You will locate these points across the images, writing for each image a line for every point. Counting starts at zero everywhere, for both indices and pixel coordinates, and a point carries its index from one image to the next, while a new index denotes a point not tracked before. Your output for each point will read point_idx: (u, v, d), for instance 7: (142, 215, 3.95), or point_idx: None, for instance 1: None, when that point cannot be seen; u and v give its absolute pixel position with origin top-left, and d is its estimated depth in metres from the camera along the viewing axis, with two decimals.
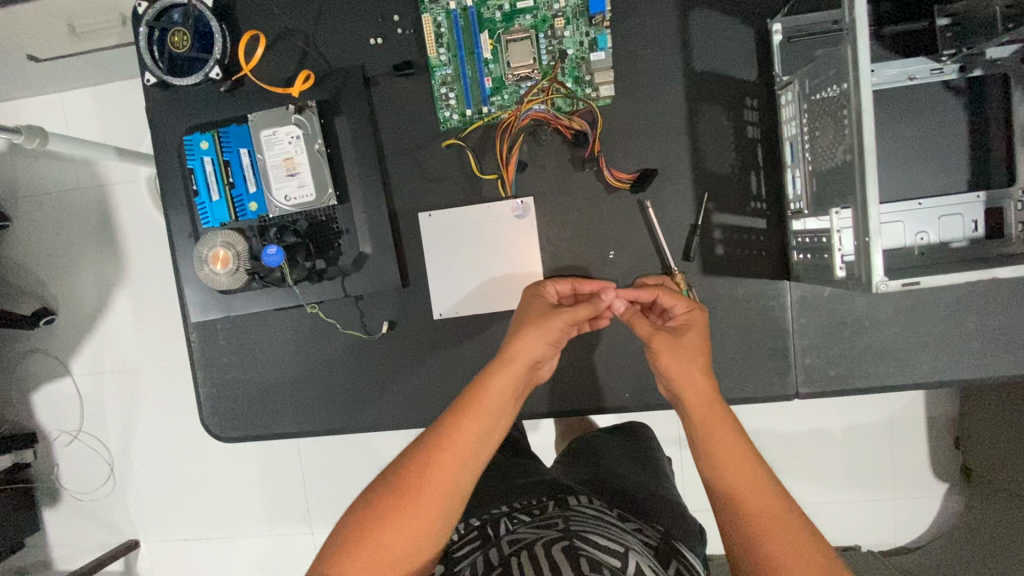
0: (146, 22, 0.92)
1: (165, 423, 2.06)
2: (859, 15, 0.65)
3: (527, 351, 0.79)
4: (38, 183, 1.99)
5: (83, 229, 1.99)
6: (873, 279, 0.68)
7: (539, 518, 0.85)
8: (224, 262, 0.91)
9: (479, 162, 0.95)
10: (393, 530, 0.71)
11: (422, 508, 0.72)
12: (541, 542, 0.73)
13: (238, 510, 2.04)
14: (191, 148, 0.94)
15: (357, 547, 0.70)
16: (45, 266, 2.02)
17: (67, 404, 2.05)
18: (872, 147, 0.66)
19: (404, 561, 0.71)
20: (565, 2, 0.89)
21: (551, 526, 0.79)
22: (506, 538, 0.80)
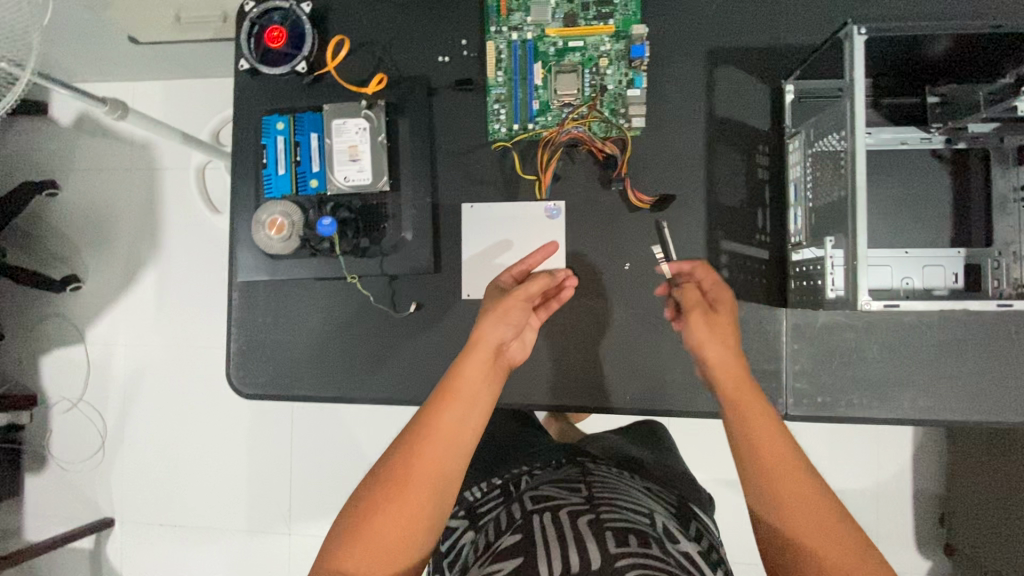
0: (252, 18, 1.08)
1: (162, 403, 2.09)
2: (858, 78, 0.78)
3: (493, 335, 0.91)
4: (94, 158, 2.13)
5: (128, 206, 2.12)
6: (858, 299, 0.77)
7: (561, 481, 1.09)
8: (280, 229, 1.02)
9: (522, 163, 1.07)
10: (388, 514, 0.79)
11: (411, 495, 0.80)
12: (566, 506, 0.96)
13: (221, 499, 2.04)
14: (268, 126, 1.07)
15: (358, 531, 0.79)
16: (85, 235, 2.13)
17: (75, 371, 2.12)
18: (863, 185, 0.77)
19: (401, 547, 0.79)
20: (610, 46, 1.04)
21: (573, 493, 1.01)
22: (530, 493, 1.06)
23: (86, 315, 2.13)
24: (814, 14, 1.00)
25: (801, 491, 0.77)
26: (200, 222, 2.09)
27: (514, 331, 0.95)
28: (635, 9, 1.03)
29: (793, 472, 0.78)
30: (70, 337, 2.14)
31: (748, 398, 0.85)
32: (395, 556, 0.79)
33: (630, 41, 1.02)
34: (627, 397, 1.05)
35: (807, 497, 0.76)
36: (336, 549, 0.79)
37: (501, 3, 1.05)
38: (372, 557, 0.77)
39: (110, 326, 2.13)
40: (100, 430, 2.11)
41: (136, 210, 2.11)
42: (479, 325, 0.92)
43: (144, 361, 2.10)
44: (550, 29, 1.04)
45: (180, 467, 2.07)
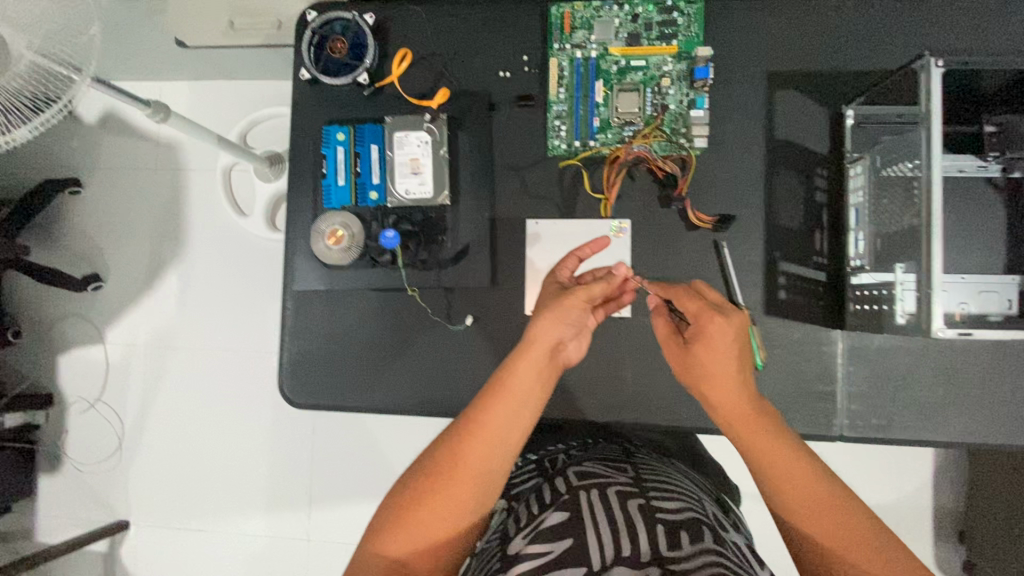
0: (314, 28, 1.07)
1: (180, 410, 2.00)
2: (934, 109, 0.80)
3: (547, 334, 0.89)
4: (119, 156, 2.06)
5: (151, 204, 2.04)
6: (932, 326, 0.79)
7: (604, 457, 1.00)
8: (340, 239, 1.02)
9: (590, 180, 1.07)
10: (430, 509, 0.79)
11: (453, 493, 0.80)
12: (614, 486, 0.88)
13: (239, 506, 1.96)
14: (329, 137, 1.08)
15: (399, 522, 0.79)
16: (106, 233, 2.05)
17: (92, 372, 2.04)
18: (939, 215, 0.78)
19: (441, 540, 0.80)
20: (672, 66, 1.05)
21: (620, 472, 0.94)
22: (573, 470, 0.95)
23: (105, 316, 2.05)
24: (875, 41, 1.01)
25: (820, 511, 0.77)
26: (229, 225, 2.00)
27: (573, 329, 0.92)
28: (698, 30, 1.04)
29: (809, 492, 0.78)
30: (86, 337, 2.05)
31: (750, 421, 0.84)
32: (436, 548, 0.79)
33: (693, 62, 1.03)
34: (681, 414, 1.06)
35: (829, 513, 0.77)
36: (377, 535, 0.80)
37: (565, 21, 1.06)
38: (413, 548, 0.78)
39: (129, 327, 2.04)
40: (116, 432, 2.02)
41: (160, 209, 2.04)
42: (536, 323, 0.89)
43: (162, 363, 2.01)
44: (613, 48, 1.05)
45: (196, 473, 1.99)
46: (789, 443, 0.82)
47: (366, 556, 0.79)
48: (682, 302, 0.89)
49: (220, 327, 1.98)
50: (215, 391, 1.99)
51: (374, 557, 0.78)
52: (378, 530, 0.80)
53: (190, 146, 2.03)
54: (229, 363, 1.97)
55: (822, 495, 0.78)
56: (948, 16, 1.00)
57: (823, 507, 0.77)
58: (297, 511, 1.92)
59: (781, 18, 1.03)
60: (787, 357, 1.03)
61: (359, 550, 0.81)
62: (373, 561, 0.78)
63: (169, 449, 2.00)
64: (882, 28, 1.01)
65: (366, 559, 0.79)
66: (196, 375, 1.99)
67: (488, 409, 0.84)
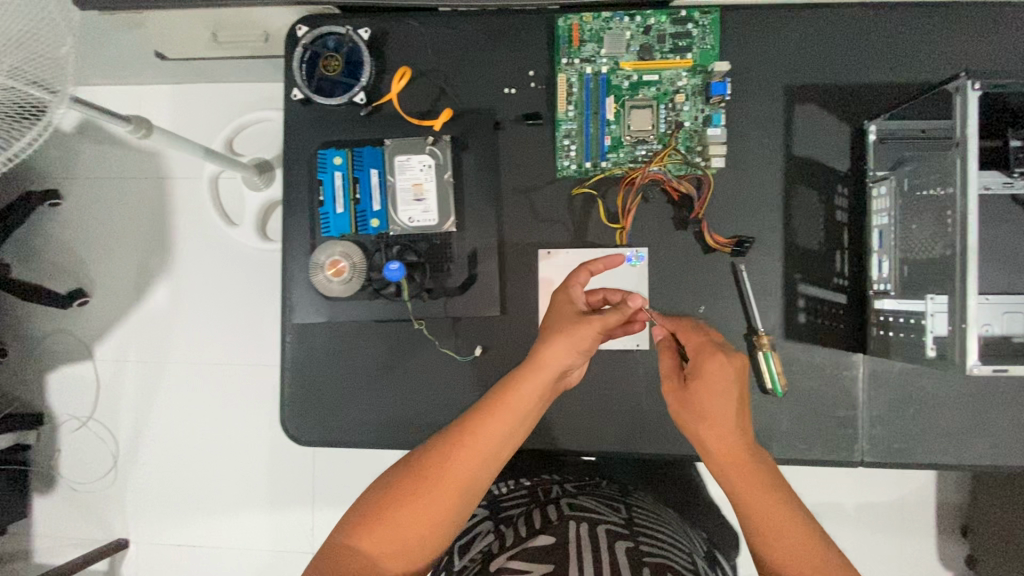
0: (305, 44, 1.00)
1: (180, 438, 1.72)
2: (971, 135, 0.75)
3: (557, 360, 0.84)
4: (93, 160, 1.76)
5: (136, 213, 1.74)
6: (966, 362, 0.76)
7: (600, 495, 0.98)
8: (341, 270, 0.97)
9: (604, 206, 1.02)
10: (411, 511, 0.76)
11: (437, 499, 0.77)
12: (604, 523, 0.86)
13: (241, 528, 1.70)
14: (325, 161, 1.02)
15: (376, 519, 0.76)
16: (82, 241, 1.76)
17: (81, 391, 1.76)
18: (974, 246, 0.75)
19: (416, 544, 0.76)
20: (687, 81, 0.99)
21: (614, 511, 0.92)
22: (567, 500, 0.95)
23: (93, 330, 1.76)
24: (899, 53, 0.97)
25: (794, 548, 0.76)
26: (223, 239, 1.71)
27: (580, 357, 0.88)
28: (713, 42, 0.98)
29: (783, 528, 0.77)
30: (72, 354, 1.77)
31: (734, 455, 0.82)
32: (409, 553, 0.75)
33: (709, 76, 0.98)
34: None
35: (801, 549, 0.75)
36: (350, 527, 0.76)
37: (573, 33, 1.00)
38: (384, 548, 0.75)
39: (119, 342, 1.75)
40: (110, 451, 1.75)
41: (146, 217, 1.74)
42: (547, 347, 0.84)
43: (156, 381, 1.74)
44: (624, 63, 0.99)
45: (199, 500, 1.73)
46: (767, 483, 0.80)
47: (333, 548, 0.75)
48: (686, 337, 0.90)
49: (221, 352, 1.70)
50: (219, 414, 1.71)
51: (341, 549, 0.75)
52: (353, 521, 0.77)
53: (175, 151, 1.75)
54: (234, 384, 1.71)
55: (796, 533, 0.76)
56: (975, 25, 0.95)
57: (797, 545, 0.76)
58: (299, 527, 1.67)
59: (800, 28, 0.98)
60: (806, 382, 1.00)
61: (327, 540, 0.77)
62: (339, 553, 0.74)
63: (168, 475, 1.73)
64: (905, 38, 0.97)
65: (333, 550, 0.75)
66: (196, 407, 1.72)
67: (485, 421, 0.81)
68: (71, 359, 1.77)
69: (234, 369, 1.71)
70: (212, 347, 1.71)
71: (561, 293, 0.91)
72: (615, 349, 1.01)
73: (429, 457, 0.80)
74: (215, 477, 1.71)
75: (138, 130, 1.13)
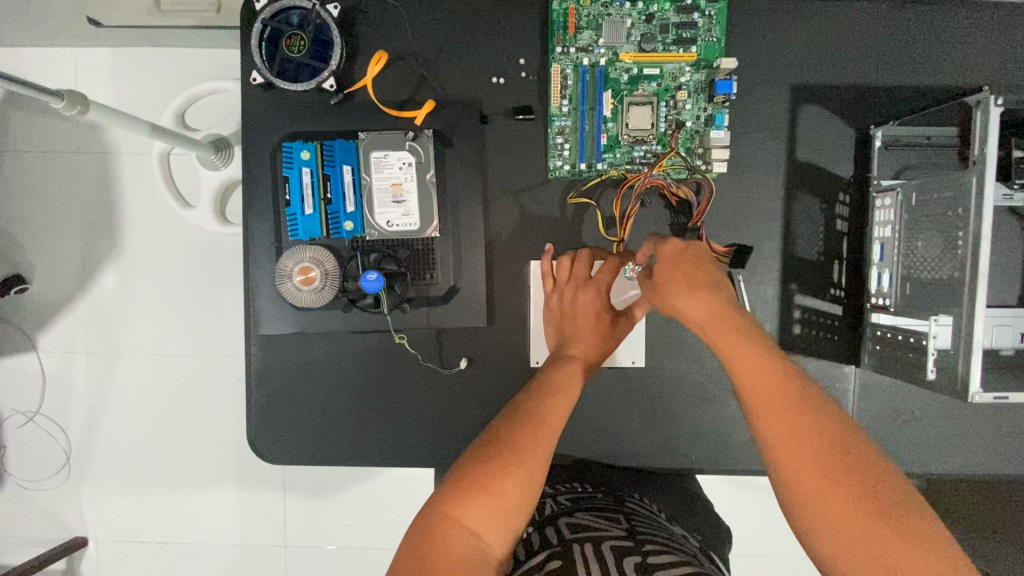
0: (264, 19, 0.88)
1: (135, 455, 1.49)
2: (990, 152, 0.73)
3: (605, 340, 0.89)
4: (16, 130, 1.44)
5: (78, 185, 1.45)
6: (970, 389, 0.76)
7: (596, 507, 0.85)
8: (311, 279, 0.89)
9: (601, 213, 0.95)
10: (513, 479, 0.68)
11: (535, 465, 0.70)
12: (608, 540, 0.74)
13: (214, 523, 1.50)
14: (291, 156, 0.90)
15: (476, 489, 0.66)
16: (12, 213, 1.45)
17: (22, 396, 1.49)
18: (985, 272, 0.74)
19: (519, 513, 0.68)
20: (689, 76, 0.92)
21: (614, 524, 0.79)
22: (563, 520, 0.81)
23: (36, 318, 1.47)
24: (908, 55, 0.92)
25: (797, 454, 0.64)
26: (183, 230, 1.44)
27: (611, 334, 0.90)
28: (719, 34, 0.91)
29: (795, 426, 0.66)
30: (9, 344, 1.49)
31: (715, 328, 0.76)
32: (514, 524, 0.67)
33: (713, 72, 0.91)
34: (692, 456, 0.97)
35: (814, 454, 0.63)
36: (453, 495, 0.66)
37: (569, 19, 0.90)
38: (492, 522, 0.66)
39: (66, 330, 1.48)
40: (63, 448, 1.50)
41: (90, 190, 1.45)
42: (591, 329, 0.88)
43: (111, 375, 1.48)
44: (624, 54, 0.91)
45: (156, 512, 1.51)
46: (786, 381, 0.70)
47: (434, 520, 0.65)
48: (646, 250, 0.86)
49: (182, 343, 1.45)
50: (192, 412, 1.47)
51: (444, 520, 0.64)
52: (456, 487, 0.67)
53: (117, 128, 1.44)
54: (207, 380, 1.46)
55: (806, 435, 0.65)
56: (984, 30, 0.92)
57: (813, 453, 0.64)
58: (271, 515, 1.49)
59: (810, 23, 0.92)
60: None
61: (425, 512, 0.66)
62: (443, 526, 0.64)
63: (119, 492, 1.51)
64: (916, 39, 0.92)
65: (435, 523, 0.64)
66: (157, 423, 1.48)
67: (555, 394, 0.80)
68: (9, 352, 1.49)
69: (208, 361, 1.46)
70: (178, 339, 1.45)
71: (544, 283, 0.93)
72: (607, 364, 0.95)
73: (521, 426, 0.74)
74: (187, 481, 1.49)
75: (71, 107, 0.90)
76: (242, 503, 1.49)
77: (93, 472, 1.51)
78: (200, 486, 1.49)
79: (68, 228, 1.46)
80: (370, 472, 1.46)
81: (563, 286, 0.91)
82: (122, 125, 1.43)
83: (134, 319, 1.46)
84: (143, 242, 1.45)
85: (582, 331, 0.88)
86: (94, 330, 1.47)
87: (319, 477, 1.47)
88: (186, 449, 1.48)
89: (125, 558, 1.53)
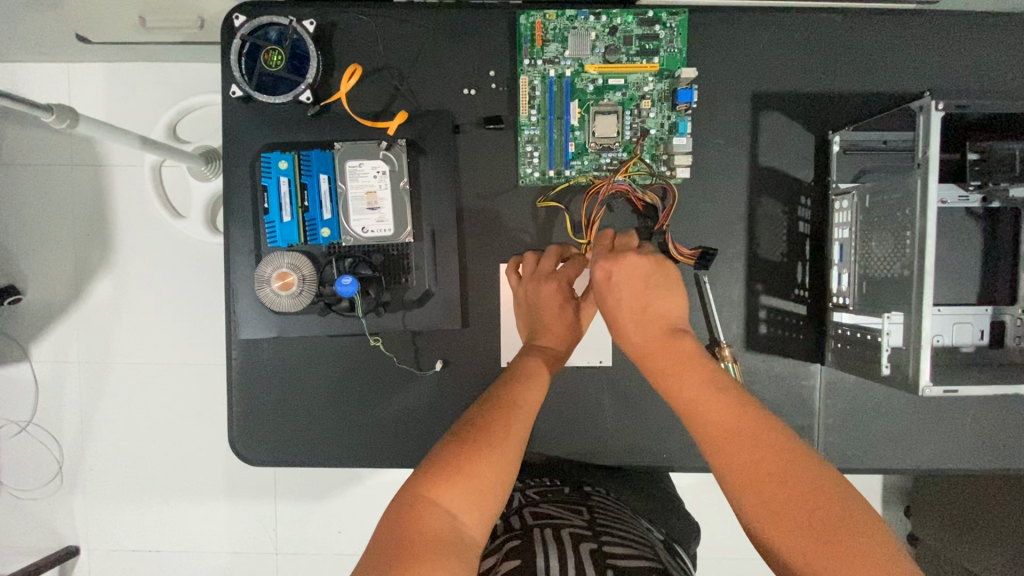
0: (243, 35, 0.91)
1: (124, 462, 1.51)
2: (932, 156, 0.76)
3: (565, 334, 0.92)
4: (10, 145, 1.48)
5: (71, 197, 1.48)
6: (919, 383, 0.78)
7: (562, 498, 0.88)
8: (289, 284, 0.91)
9: (571, 220, 0.98)
10: (486, 460, 0.70)
11: (508, 449, 0.73)
12: (568, 528, 0.77)
13: (204, 528, 1.51)
14: (269, 165, 0.94)
15: (450, 471, 0.68)
16: (6, 226, 1.49)
17: (14, 404, 1.52)
18: (931, 269, 0.76)
19: (493, 495, 0.70)
20: (653, 86, 0.96)
21: (576, 514, 0.83)
22: (528, 509, 0.85)
23: (28, 328, 1.50)
24: (864, 63, 0.96)
25: (759, 483, 0.67)
26: (172, 240, 1.47)
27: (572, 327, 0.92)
28: (681, 46, 0.95)
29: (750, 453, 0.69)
30: (2, 354, 1.51)
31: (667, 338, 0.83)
32: (489, 505, 0.69)
33: (676, 82, 0.95)
34: (663, 454, 0.99)
35: (775, 480, 0.66)
36: (429, 478, 0.68)
37: (536, 32, 0.94)
38: (467, 502, 0.67)
39: (57, 339, 1.50)
40: (55, 457, 1.52)
41: (83, 202, 1.48)
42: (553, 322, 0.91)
43: (102, 384, 1.50)
44: (589, 65, 0.94)
45: (146, 518, 1.52)
46: (739, 405, 0.74)
47: (411, 504, 0.66)
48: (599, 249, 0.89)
49: (172, 350, 1.48)
50: (181, 418, 1.49)
51: (420, 502, 0.66)
52: (432, 471, 0.69)
53: (108, 141, 1.48)
54: (196, 387, 1.49)
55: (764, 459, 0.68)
56: (934, 39, 0.95)
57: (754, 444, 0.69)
58: (260, 520, 1.50)
59: (768, 34, 0.96)
60: (766, 392, 1.00)
61: (401, 496, 0.68)
62: (420, 508, 0.65)
63: (109, 499, 1.52)
64: (870, 48, 0.96)
65: (413, 506, 0.65)
66: (146, 429, 1.50)
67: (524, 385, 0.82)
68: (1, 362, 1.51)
69: (197, 368, 1.48)
70: (167, 347, 1.48)
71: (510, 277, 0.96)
72: (578, 365, 0.98)
73: (492, 412, 0.76)
74: (177, 488, 1.51)
75: (61, 122, 0.93)
76: (231, 507, 1.50)
77: (83, 479, 1.52)
78: (188, 492, 1.51)
79: (60, 239, 1.49)
80: (357, 475, 1.48)
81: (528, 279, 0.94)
82: (112, 139, 1.46)
83: (124, 328, 1.49)
84: (133, 253, 1.48)
85: (551, 324, 0.91)
86: (84, 339, 1.50)
87: (307, 480, 1.49)
88: (174, 455, 1.50)
89: (115, 564, 1.54)
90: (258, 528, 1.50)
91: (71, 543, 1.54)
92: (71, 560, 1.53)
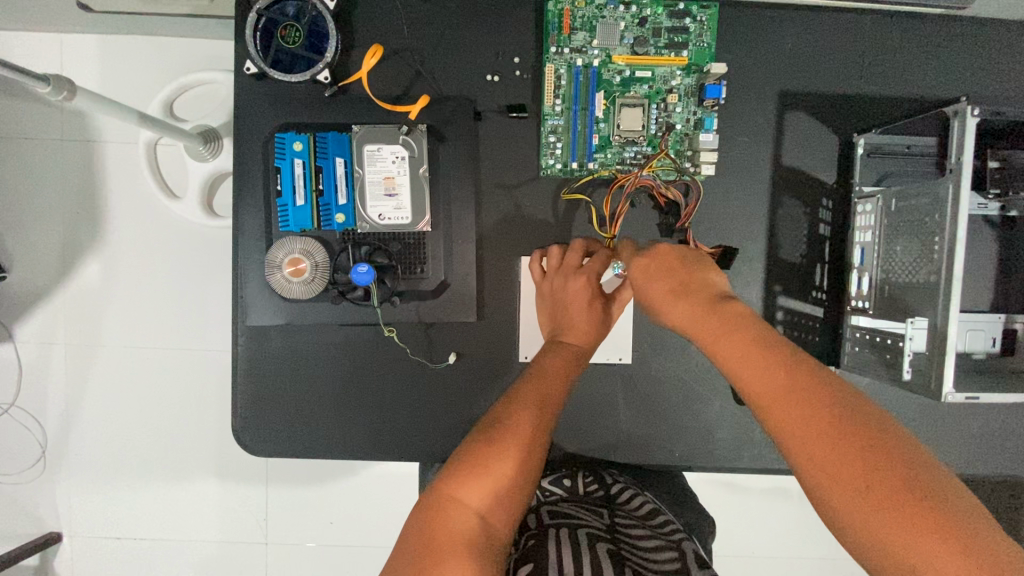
0: (259, 9, 0.87)
1: (113, 446, 1.46)
2: (966, 161, 0.76)
3: (588, 328, 0.88)
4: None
5: (61, 173, 1.42)
6: (943, 391, 0.79)
7: (580, 499, 0.88)
8: (301, 270, 0.89)
9: (598, 216, 0.96)
10: (507, 456, 0.69)
11: (529, 442, 0.71)
12: (585, 528, 0.77)
13: (193, 517, 1.48)
14: (283, 146, 0.90)
15: (470, 466, 0.67)
16: None
17: None
18: (959, 275, 0.77)
19: (517, 492, 0.68)
20: (680, 80, 0.94)
21: (595, 516, 0.81)
22: (547, 507, 0.84)
23: (14, 307, 1.44)
24: (891, 67, 0.95)
25: (818, 444, 0.57)
26: (170, 220, 1.42)
27: (596, 322, 0.88)
28: (710, 41, 0.93)
29: (801, 412, 0.59)
30: None
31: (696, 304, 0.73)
32: (513, 504, 0.68)
33: (704, 77, 0.93)
34: (676, 453, 0.98)
35: (833, 448, 0.56)
36: (453, 476, 0.67)
37: (564, 20, 0.92)
38: (490, 499, 0.66)
39: (44, 319, 1.45)
40: (39, 441, 1.47)
41: (74, 178, 1.42)
42: (579, 316, 0.88)
43: (91, 367, 1.45)
44: (617, 56, 0.92)
45: (134, 504, 1.48)
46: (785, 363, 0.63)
47: (433, 502, 0.65)
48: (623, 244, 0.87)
49: (165, 336, 1.43)
50: (174, 403, 1.45)
51: (442, 499, 0.65)
52: (455, 469, 0.68)
53: (102, 117, 1.42)
54: (190, 372, 1.44)
55: (823, 420, 0.58)
56: (962, 45, 0.95)
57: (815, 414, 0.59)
58: (252, 510, 1.47)
59: (799, 33, 0.95)
60: None
61: (425, 495, 0.67)
62: (442, 505, 0.65)
63: (94, 484, 1.47)
64: (898, 51, 0.95)
65: (436, 503, 0.65)
66: (136, 413, 1.46)
67: (542, 379, 0.80)
68: None
69: (192, 354, 1.44)
70: (162, 331, 1.43)
71: (532, 269, 0.94)
72: (596, 361, 0.97)
73: (513, 405, 0.75)
74: (166, 475, 1.47)
75: (58, 93, 0.88)
76: (222, 495, 1.47)
77: (67, 464, 1.47)
78: (180, 479, 1.47)
79: (48, 216, 1.43)
80: (352, 466, 1.45)
81: (554, 274, 0.91)
82: (107, 116, 1.41)
83: (115, 309, 1.44)
84: (127, 232, 1.43)
85: (577, 320, 0.88)
86: (73, 320, 1.44)
87: (303, 469, 1.46)
88: (165, 441, 1.46)
89: (100, 551, 1.50)
90: (251, 516, 1.47)
91: (53, 530, 1.49)
92: (54, 546, 1.49)
